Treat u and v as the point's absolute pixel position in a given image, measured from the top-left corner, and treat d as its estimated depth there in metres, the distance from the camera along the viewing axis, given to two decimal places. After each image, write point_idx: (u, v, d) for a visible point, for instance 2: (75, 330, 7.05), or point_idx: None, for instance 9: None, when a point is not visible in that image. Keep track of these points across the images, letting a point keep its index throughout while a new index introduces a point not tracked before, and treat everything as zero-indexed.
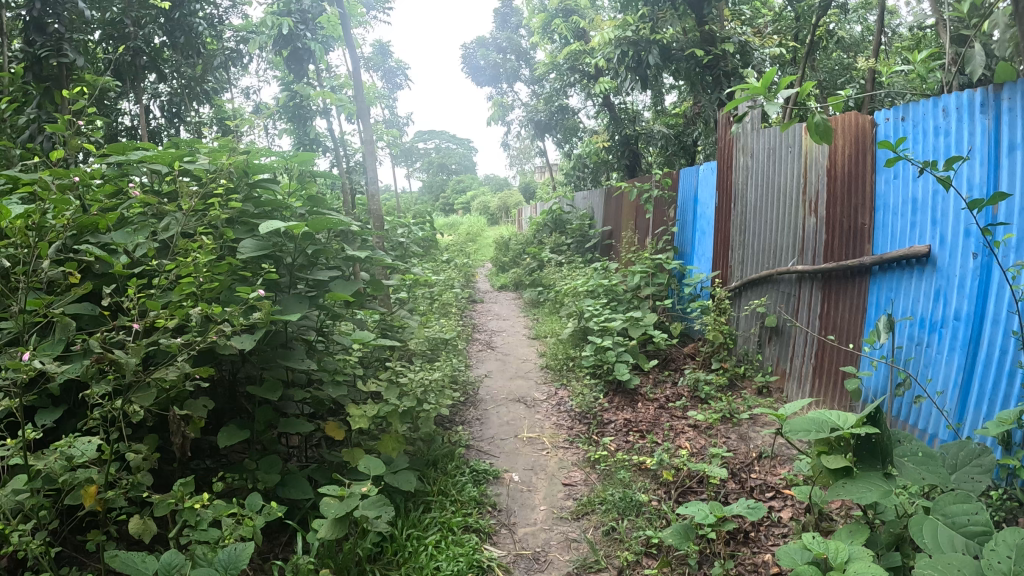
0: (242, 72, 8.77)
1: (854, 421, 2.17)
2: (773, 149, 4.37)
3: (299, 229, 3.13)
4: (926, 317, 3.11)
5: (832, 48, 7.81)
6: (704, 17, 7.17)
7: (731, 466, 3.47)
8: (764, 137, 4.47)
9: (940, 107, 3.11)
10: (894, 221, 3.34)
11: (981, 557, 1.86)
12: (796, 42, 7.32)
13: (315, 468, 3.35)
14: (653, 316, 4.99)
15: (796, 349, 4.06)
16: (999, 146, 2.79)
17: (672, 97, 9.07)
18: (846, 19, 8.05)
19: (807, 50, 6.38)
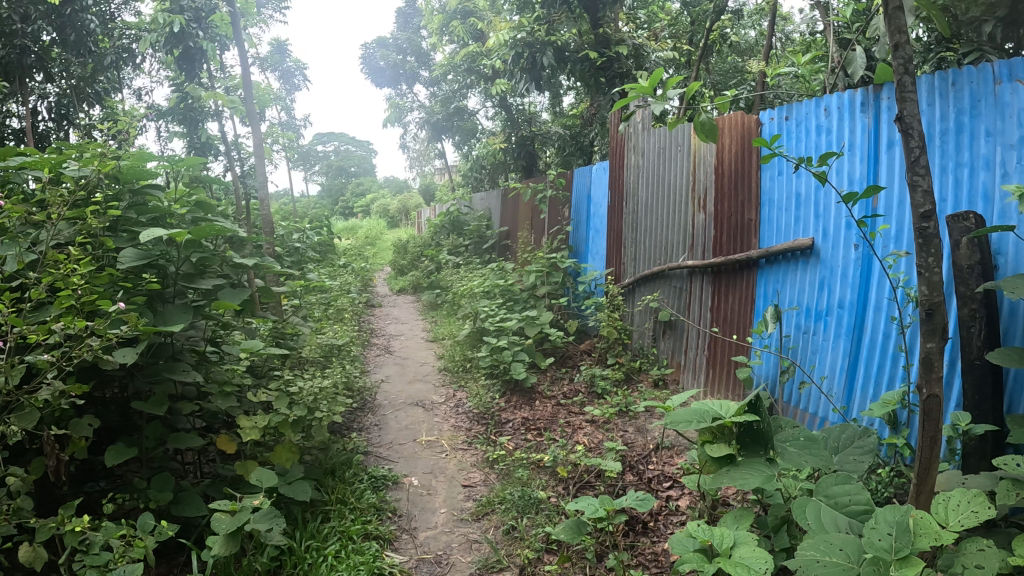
0: (134, 72, 8.36)
1: (735, 409, 2.21)
2: (662, 148, 4.45)
3: (182, 236, 2.97)
4: (811, 306, 3.21)
5: (724, 54, 8.03)
6: (600, 20, 7.25)
7: (629, 458, 3.50)
8: (654, 137, 4.55)
9: (821, 107, 3.22)
10: (779, 216, 3.44)
11: (862, 536, 1.91)
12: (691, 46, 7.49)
13: (209, 483, 3.19)
14: (549, 315, 5.00)
15: (689, 341, 4.14)
16: (878, 143, 2.90)
17: (570, 99, 9.13)
18: (740, 25, 8.28)
19: (701, 53, 6.54)
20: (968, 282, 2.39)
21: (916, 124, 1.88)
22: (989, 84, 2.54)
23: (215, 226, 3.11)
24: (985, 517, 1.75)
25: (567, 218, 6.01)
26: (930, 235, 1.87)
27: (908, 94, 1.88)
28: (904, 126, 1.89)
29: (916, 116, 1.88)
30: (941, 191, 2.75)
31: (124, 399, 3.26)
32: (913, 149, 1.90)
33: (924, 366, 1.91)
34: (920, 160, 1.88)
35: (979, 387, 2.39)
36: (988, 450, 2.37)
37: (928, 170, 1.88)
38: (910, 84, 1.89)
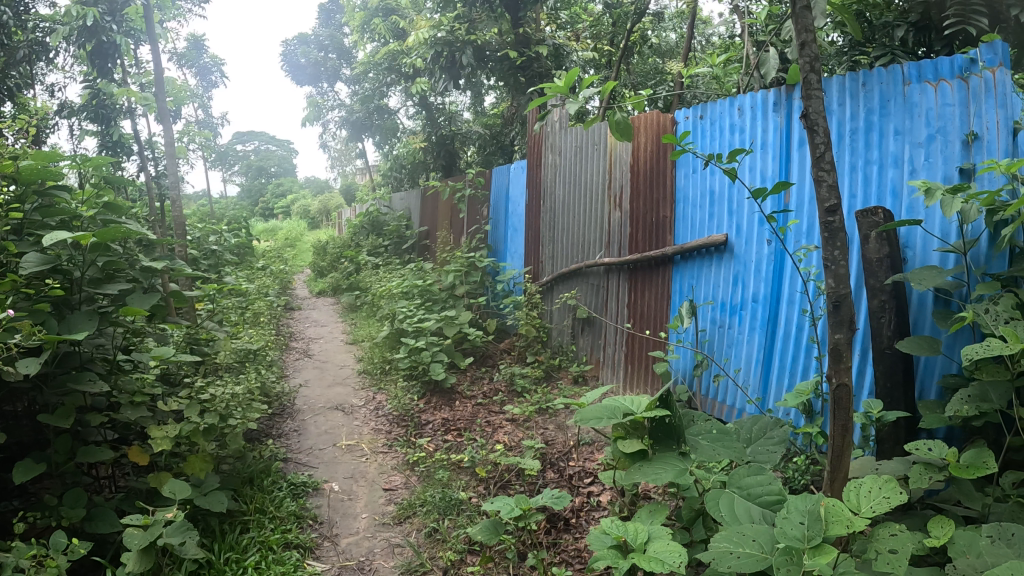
0: (44, 67, 7.97)
1: (647, 405, 2.15)
2: (579, 147, 4.47)
3: (88, 239, 2.82)
4: (725, 300, 3.25)
5: (645, 56, 8.11)
6: (520, 20, 7.23)
7: (549, 456, 3.49)
8: (571, 136, 4.57)
9: (735, 106, 3.27)
10: (693, 213, 3.48)
11: (776, 526, 1.88)
12: (611, 48, 7.52)
13: (122, 498, 3.03)
14: (468, 314, 4.96)
15: (608, 338, 4.16)
16: (790, 141, 2.96)
17: (492, 99, 9.10)
18: (661, 27, 8.35)
19: (621, 54, 6.58)
20: (878, 274, 2.46)
21: (820, 121, 1.92)
22: (899, 84, 2.62)
23: (124, 229, 2.97)
24: (896, 501, 1.76)
25: (487, 217, 5.98)
26: (835, 229, 1.92)
27: (814, 92, 1.93)
28: (809, 122, 1.93)
29: (822, 113, 1.92)
30: (851, 187, 2.83)
31: (36, 412, 3.10)
32: (818, 145, 1.94)
33: (833, 356, 1.94)
34: (824, 156, 1.92)
35: (891, 375, 2.45)
36: (901, 436, 2.42)
37: (832, 165, 1.92)
38: (815, 82, 1.94)
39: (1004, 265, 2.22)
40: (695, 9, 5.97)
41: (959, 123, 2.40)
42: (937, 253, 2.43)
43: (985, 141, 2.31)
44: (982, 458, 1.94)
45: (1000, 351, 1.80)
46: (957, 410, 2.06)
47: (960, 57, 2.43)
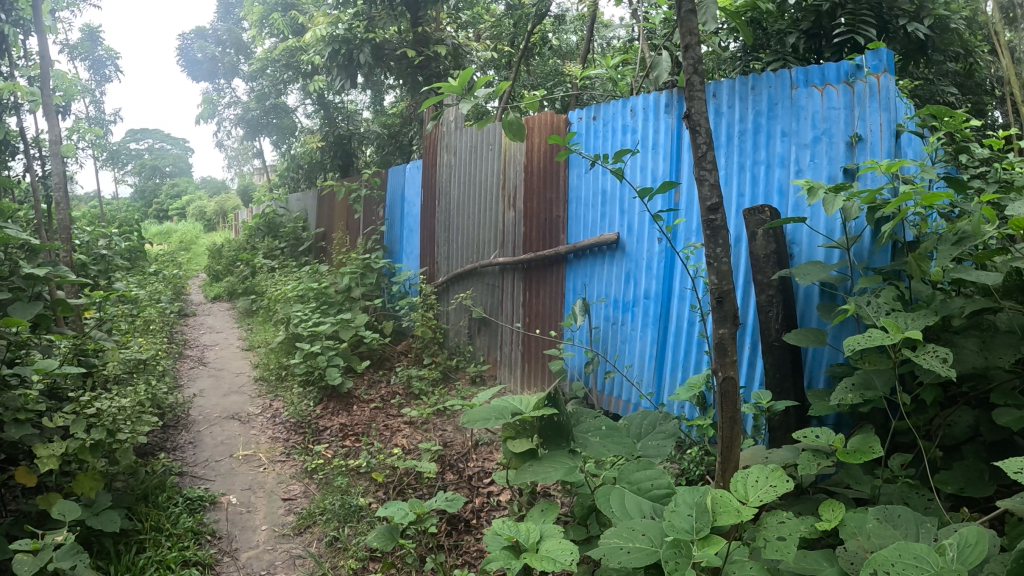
0: None
1: (534, 405, 2.08)
2: (474, 146, 4.46)
3: None
4: (618, 298, 3.29)
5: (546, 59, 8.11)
6: (419, 18, 7.13)
7: (448, 457, 3.45)
8: (466, 136, 4.55)
9: (628, 107, 3.29)
10: (585, 213, 3.51)
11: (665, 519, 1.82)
12: (510, 49, 7.49)
13: (9, 522, 2.82)
14: (365, 317, 4.86)
15: (504, 338, 4.16)
16: (680, 142, 3.00)
17: (393, 99, 8.96)
18: (562, 29, 8.40)
19: (522, 55, 6.57)
20: (765, 270, 2.44)
21: (703, 122, 1.88)
22: (786, 88, 2.63)
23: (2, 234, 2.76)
24: (783, 489, 1.66)
25: (382, 218, 5.88)
26: (717, 227, 1.88)
27: (697, 93, 1.89)
28: (692, 123, 1.89)
29: (704, 114, 1.88)
30: (739, 187, 2.83)
31: None
32: (701, 145, 1.91)
33: (719, 351, 1.88)
34: (706, 157, 1.89)
35: (780, 365, 2.41)
36: (792, 424, 2.38)
37: (713, 165, 1.88)
38: (698, 84, 1.90)
39: (886, 260, 2.27)
40: (594, 14, 5.98)
41: (845, 125, 2.45)
42: (822, 249, 2.47)
43: (869, 142, 2.37)
44: (869, 442, 1.89)
45: (882, 342, 1.80)
46: (841, 399, 2.00)
47: (845, 63, 2.48)
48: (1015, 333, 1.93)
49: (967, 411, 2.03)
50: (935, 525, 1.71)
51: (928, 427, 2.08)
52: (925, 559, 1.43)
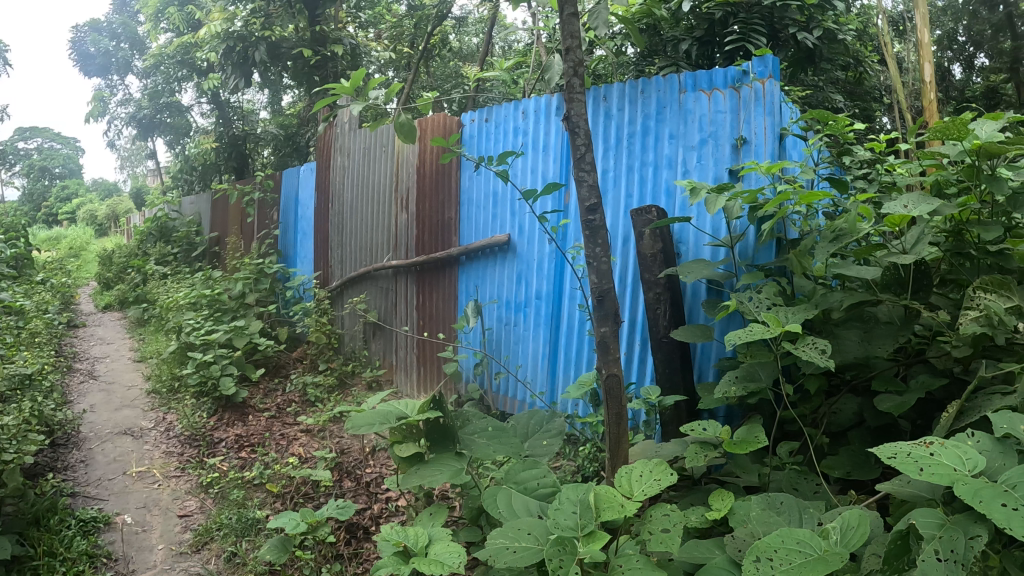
0: None
1: (419, 408, 2.05)
2: (368, 148, 4.38)
3: None
4: (510, 299, 3.29)
5: (446, 58, 8.03)
6: (317, 16, 6.90)
7: (344, 464, 3.38)
8: (360, 137, 4.46)
9: (520, 110, 3.27)
10: (477, 214, 3.51)
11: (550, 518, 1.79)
12: (410, 50, 7.41)
13: None
14: (259, 324, 4.72)
15: (400, 341, 4.10)
16: (571, 145, 3.01)
17: (291, 98, 8.73)
18: (463, 31, 8.39)
19: (423, 56, 6.53)
20: (651, 269, 2.27)
21: (582, 124, 1.83)
22: (675, 92, 2.46)
23: None
24: (667, 482, 1.62)
25: (276, 221, 5.73)
26: (597, 228, 1.82)
27: (577, 94, 1.83)
28: (571, 125, 1.83)
29: (584, 116, 1.83)
30: (627, 188, 2.63)
31: None
32: (579, 147, 1.84)
33: (601, 349, 1.84)
34: (585, 158, 1.83)
35: (668, 360, 2.24)
36: (683, 418, 2.22)
37: (592, 166, 1.83)
38: (578, 87, 1.83)
39: (770, 256, 2.17)
40: (494, 16, 5.93)
41: (730, 128, 2.30)
42: (709, 248, 2.36)
43: (754, 145, 2.23)
44: (755, 433, 1.79)
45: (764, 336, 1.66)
46: (725, 391, 1.83)
47: (733, 68, 2.34)
48: (894, 323, 1.89)
49: (851, 398, 1.96)
50: (817, 509, 1.63)
51: (813, 417, 1.99)
52: (810, 545, 1.46)
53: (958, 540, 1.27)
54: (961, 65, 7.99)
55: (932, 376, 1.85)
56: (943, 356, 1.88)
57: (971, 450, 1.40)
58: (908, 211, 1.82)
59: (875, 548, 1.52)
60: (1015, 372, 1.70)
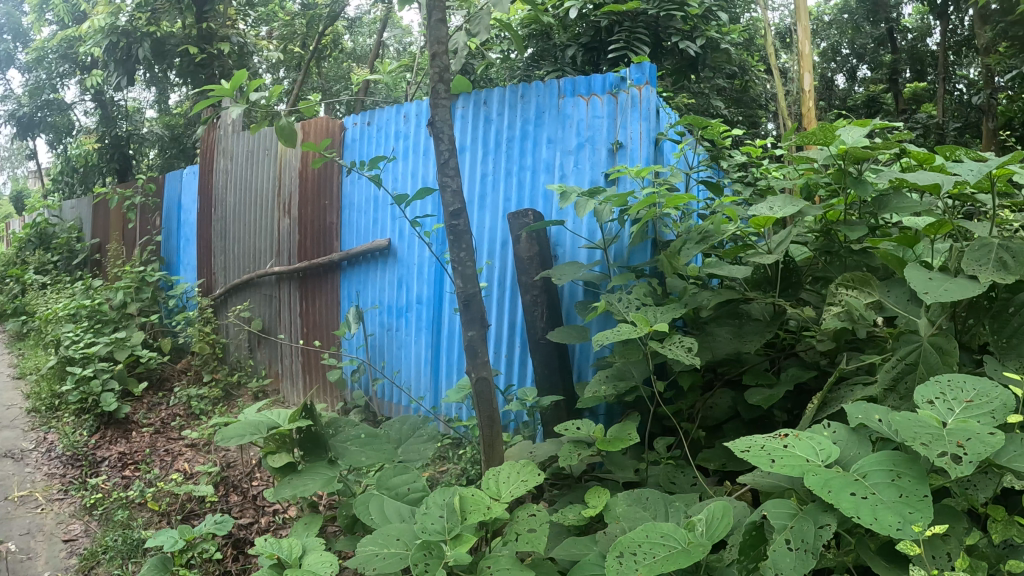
0: None
1: (291, 417, 1.97)
2: (250, 151, 4.23)
3: None
4: (391, 304, 3.23)
5: (337, 58, 7.81)
6: (205, 11, 6.29)
7: (230, 478, 3.25)
8: (241, 140, 4.30)
9: (401, 113, 3.19)
10: (359, 220, 3.44)
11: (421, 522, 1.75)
12: (301, 51, 7.21)
13: None
14: (141, 335, 4.52)
15: (284, 350, 3.98)
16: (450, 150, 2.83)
17: (178, 100, 8.34)
18: (358, 30, 8.23)
19: (312, 57, 6.37)
20: (528, 272, 2.26)
21: (446, 129, 1.77)
22: (554, 97, 2.46)
23: None
24: (533, 482, 1.62)
25: (159, 226, 5.51)
26: (461, 232, 1.75)
27: (442, 100, 1.78)
28: (435, 130, 1.77)
29: (448, 122, 1.77)
30: (505, 191, 2.60)
31: None
32: (443, 151, 1.79)
33: (468, 354, 1.78)
34: (449, 163, 1.77)
35: (546, 362, 2.22)
36: (563, 417, 2.20)
37: (457, 171, 1.77)
38: (443, 92, 1.78)
39: (645, 256, 2.16)
40: (384, 17, 5.78)
41: (607, 132, 2.30)
42: (584, 250, 2.33)
43: (629, 149, 2.23)
44: (627, 430, 1.79)
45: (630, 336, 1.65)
46: (595, 391, 1.82)
47: (611, 74, 2.34)
48: (763, 320, 1.91)
49: (725, 393, 1.98)
50: (684, 502, 1.63)
51: (688, 414, 1.99)
52: (674, 537, 1.46)
53: (807, 529, 1.27)
54: (844, 75, 9.38)
55: (801, 369, 1.89)
56: (811, 349, 1.92)
57: (824, 440, 1.41)
58: (774, 213, 1.84)
59: (737, 539, 1.52)
60: (876, 362, 1.75)
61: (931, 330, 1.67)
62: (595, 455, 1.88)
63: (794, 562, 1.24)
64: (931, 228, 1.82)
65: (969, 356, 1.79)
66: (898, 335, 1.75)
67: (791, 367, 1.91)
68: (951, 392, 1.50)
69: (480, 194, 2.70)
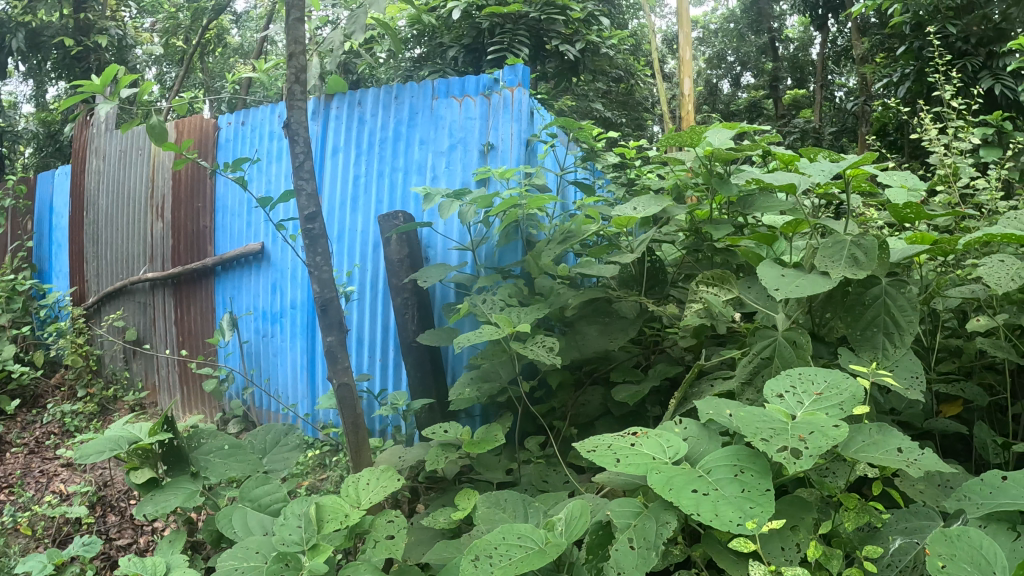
0: None
1: (153, 431, 1.87)
2: (122, 151, 4.06)
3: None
4: (266, 310, 3.17)
5: (223, 54, 7.61)
6: (82, 3, 6.06)
7: (108, 498, 3.11)
8: (114, 140, 4.13)
9: (275, 114, 3.13)
10: (234, 223, 3.37)
11: (280, 533, 1.71)
12: (184, 45, 7.00)
13: None
14: (11, 348, 4.26)
15: (160, 361, 3.84)
16: (322, 150, 2.78)
17: (52, 93, 7.86)
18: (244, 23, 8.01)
19: (196, 52, 6.19)
20: (398, 273, 2.24)
21: (302, 132, 1.74)
22: (428, 98, 2.46)
23: None
24: (393, 487, 1.62)
25: (30, 231, 5.25)
26: (316, 236, 1.72)
27: (297, 101, 1.74)
28: (290, 132, 1.74)
29: (304, 124, 1.74)
30: (377, 194, 2.57)
31: None
32: (299, 154, 1.75)
33: (328, 359, 1.74)
34: (304, 165, 1.74)
35: (418, 366, 2.21)
36: (437, 419, 2.20)
37: (312, 174, 1.74)
38: (300, 94, 1.75)
39: (515, 256, 2.18)
40: (270, 14, 5.64)
41: (479, 134, 2.31)
42: (455, 252, 2.34)
43: (500, 151, 2.25)
44: (493, 432, 1.78)
45: (491, 338, 1.64)
46: (458, 393, 1.82)
47: (485, 76, 2.35)
48: (629, 318, 1.94)
49: (596, 390, 2.00)
50: (546, 503, 1.64)
51: (560, 411, 2.00)
52: (531, 538, 1.40)
53: (649, 527, 1.29)
54: (728, 82, 9.94)
55: (668, 365, 1.92)
56: (676, 345, 1.94)
57: (674, 437, 1.41)
58: (636, 213, 1.85)
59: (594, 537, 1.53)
60: (735, 357, 1.76)
61: (785, 325, 1.68)
62: (464, 457, 1.86)
63: (636, 560, 1.24)
64: (788, 226, 1.83)
65: (825, 348, 1.84)
66: (755, 329, 1.76)
67: (658, 363, 1.94)
68: (801, 384, 1.51)
69: (353, 196, 2.66)
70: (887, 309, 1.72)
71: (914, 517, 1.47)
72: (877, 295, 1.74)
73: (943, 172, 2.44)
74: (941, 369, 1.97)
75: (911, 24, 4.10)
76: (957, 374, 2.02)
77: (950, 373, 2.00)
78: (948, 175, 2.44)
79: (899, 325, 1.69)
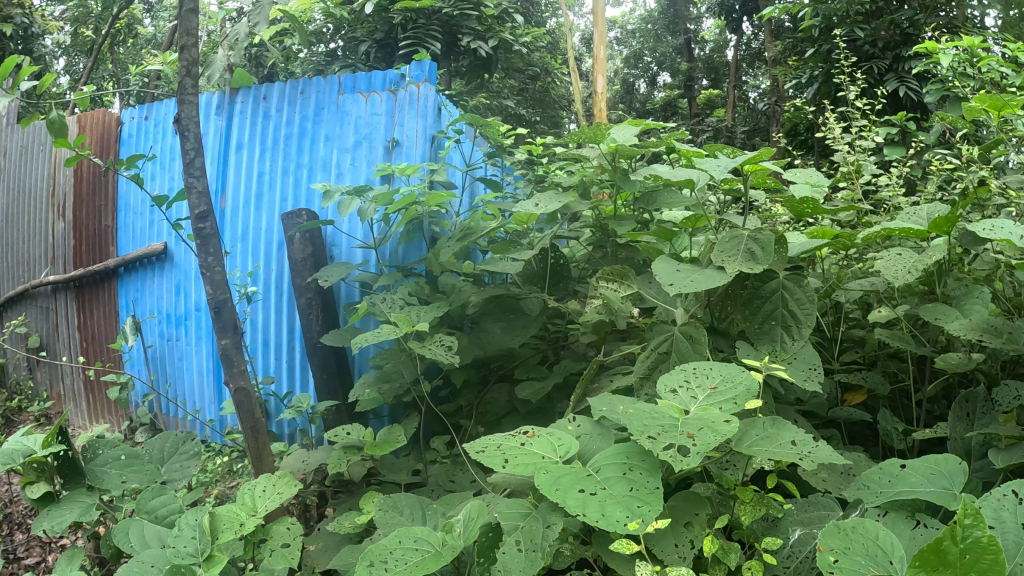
0: None
1: (46, 442, 1.77)
2: (23, 148, 3.92)
3: None
4: (169, 313, 3.11)
5: (135, 46, 7.37)
6: None
7: (13, 515, 3.01)
8: (14, 136, 3.98)
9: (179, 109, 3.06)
10: (137, 223, 3.30)
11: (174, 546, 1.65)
12: (94, 35, 6.79)
13: None
14: None
15: (64, 368, 3.70)
16: (226, 145, 2.73)
17: None
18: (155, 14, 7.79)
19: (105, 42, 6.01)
20: (301, 272, 2.23)
21: (192, 128, 1.69)
22: (334, 93, 2.43)
23: None
24: (290, 493, 1.61)
25: None
26: (207, 236, 1.69)
27: (188, 95, 1.70)
28: (180, 128, 1.69)
29: (194, 119, 1.70)
30: (282, 191, 2.55)
31: None
32: (189, 151, 1.71)
33: (224, 363, 1.72)
34: (194, 163, 1.70)
35: (324, 367, 2.20)
36: (343, 420, 2.19)
37: (203, 173, 1.71)
38: (191, 88, 1.70)
39: (418, 253, 2.20)
40: None
41: (384, 130, 2.31)
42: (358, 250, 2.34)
43: (405, 147, 2.25)
44: (395, 433, 1.77)
45: (390, 338, 1.62)
46: (358, 394, 1.81)
47: (392, 71, 2.34)
48: (533, 315, 1.94)
49: (501, 388, 2.00)
50: (447, 504, 1.64)
51: (466, 410, 2.01)
52: (427, 541, 1.34)
53: (536, 529, 1.30)
54: (645, 81, 10.17)
55: (572, 361, 1.93)
56: (580, 342, 1.96)
57: (565, 436, 1.41)
58: (537, 210, 1.85)
59: None
60: (636, 353, 1.77)
61: (683, 320, 1.70)
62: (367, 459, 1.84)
63: (523, 563, 1.23)
64: (688, 222, 1.82)
65: (727, 343, 1.86)
66: (653, 325, 1.79)
67: (563, 360, 1.96)
68: (696, 379, 1.50)
69: (258, 193, 2.63)
70: (784, 303, 1.74)
71: (814, 508, 1.44)
72: (776, 288, 1.75)
73: (847, 170, 2.48)
74: (845, 359, 2.00)
75: (817, 28, 4.27)
76: (861, 364, 2.04)
77: (854, 363, 2.03)
78: (851, 172, 2.48)
79: (797, 318, 1.71)
